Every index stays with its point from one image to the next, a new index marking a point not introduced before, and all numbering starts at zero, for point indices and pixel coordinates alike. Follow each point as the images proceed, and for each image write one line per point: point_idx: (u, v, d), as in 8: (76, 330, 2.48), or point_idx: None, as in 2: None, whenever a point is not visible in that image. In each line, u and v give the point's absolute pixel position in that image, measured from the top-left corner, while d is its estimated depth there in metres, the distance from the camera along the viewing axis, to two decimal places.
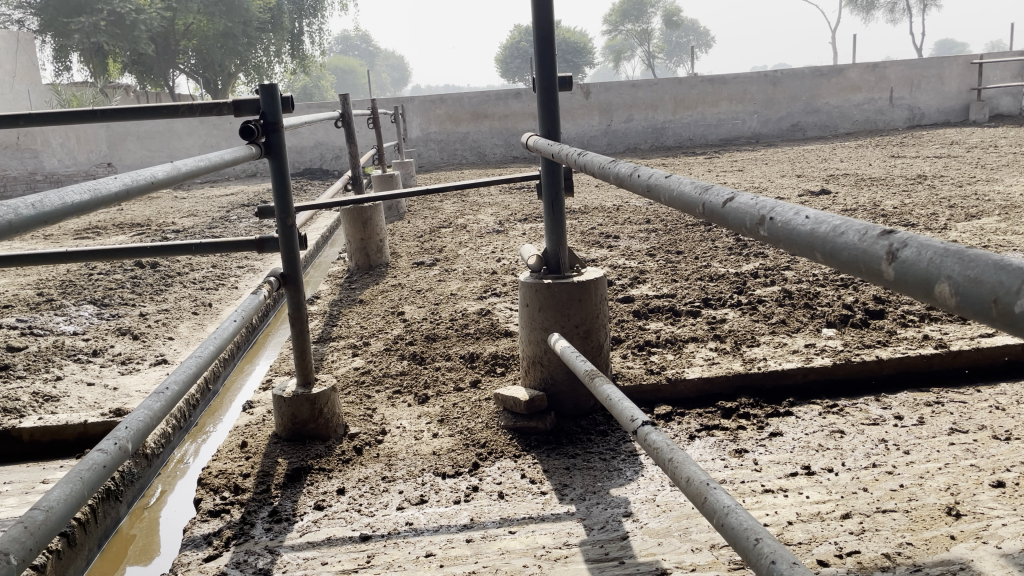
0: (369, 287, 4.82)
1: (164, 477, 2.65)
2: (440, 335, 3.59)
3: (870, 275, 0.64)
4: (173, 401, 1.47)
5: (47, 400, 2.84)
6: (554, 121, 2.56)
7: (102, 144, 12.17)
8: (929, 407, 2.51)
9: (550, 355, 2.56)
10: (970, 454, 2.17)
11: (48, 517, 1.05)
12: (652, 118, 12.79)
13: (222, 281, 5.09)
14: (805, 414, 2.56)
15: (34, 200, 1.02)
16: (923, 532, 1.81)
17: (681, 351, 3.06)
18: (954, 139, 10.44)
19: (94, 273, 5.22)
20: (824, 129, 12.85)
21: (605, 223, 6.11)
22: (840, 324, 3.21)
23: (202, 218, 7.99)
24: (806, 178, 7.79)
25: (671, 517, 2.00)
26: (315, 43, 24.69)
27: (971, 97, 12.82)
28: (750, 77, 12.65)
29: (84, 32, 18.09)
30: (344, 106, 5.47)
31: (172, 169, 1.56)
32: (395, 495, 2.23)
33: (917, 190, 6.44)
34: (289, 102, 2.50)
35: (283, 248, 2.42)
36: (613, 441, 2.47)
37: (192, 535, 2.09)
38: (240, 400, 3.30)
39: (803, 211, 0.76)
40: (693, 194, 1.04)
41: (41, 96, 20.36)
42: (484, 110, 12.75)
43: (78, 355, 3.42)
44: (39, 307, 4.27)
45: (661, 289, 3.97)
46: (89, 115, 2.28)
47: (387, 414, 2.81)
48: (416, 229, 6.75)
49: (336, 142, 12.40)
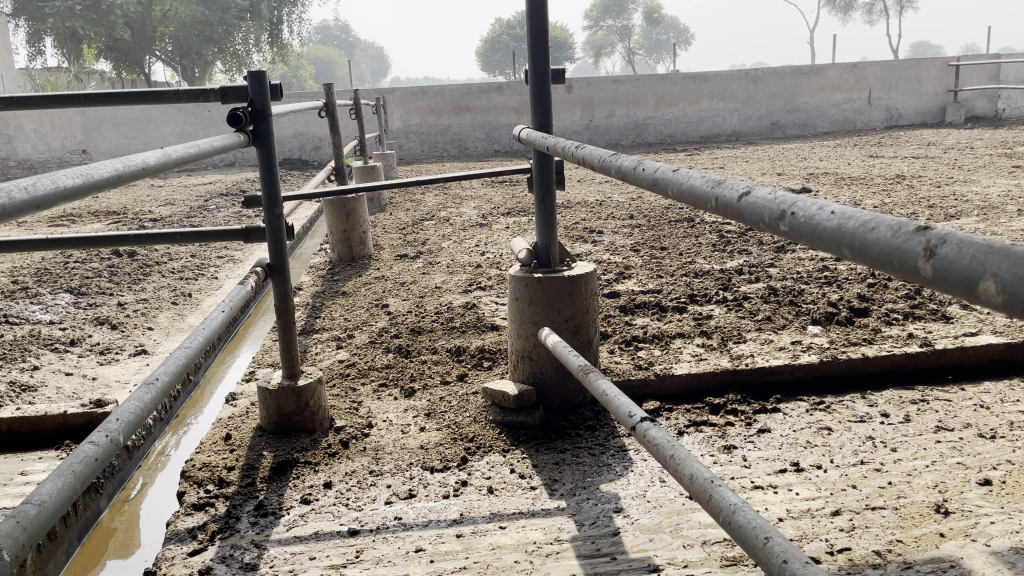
0: (352, 279, 4.77)
1: (145, 470, 2.60)
2: (426, 329, 3.56)
3: (905, 272, 0.63)
4: (164, 391, 1.43)
5: (24, 390, 2.77)
6: (547, 112, 2.54)
7: (77, 130, 11.96)
8: (915, 405, 2.53)
9: (539, 350, 2.54)
10: (957, 452, 2.19)
11: (40, 511, 1.02)
12: (634, 113, 12.81)
13: (201, 271, 5.01)
14: (792, 410, 2.57)
15: (26, 184, 0.99)
16: (913, 530, 1.83)
17: (668, 346, 3.06)
18: (931, 140, 10.56)
19: (70, 261, 5.12)
20: (804, 128, 12.96)
21: (589, 218, 6.10)
22: (825, 321, 3.23)
23: (180, 206, 7.89)
24: (787, 176, 7.85)
25: (663, 513, 2.00)
26: (295, 31, 24.45)
27: (947, 99, 12.98)
28: (730, 76, 12.69)
29: (59, 17, 17.83)
30: (328, 96, 5.40)
31: (163, 155, 1.51)
32: (382, 489, 2.21)
33: (897, 190, 6.50)
34: (277, 90, 2.44)
35: (270, 238, 2.38)
36: (602, 436, 2.46)
37: (176, 529, 2.05)
38: (221, 392, 3.25)
39: (826, 206, 0.75)
40: (704, 188, 1.02)
41: (15, 81, 20.10)
42: (466, 102, 12.70)
43: (55, 344, 3.35)
44: (13, 296, 4.17)
45: (647, 285, 3.97)
46: (70, 101, 2.21)
47: (374, 407, 2.78)
48: (398, 221, 6.70)
49: (316, 132, 12.29)
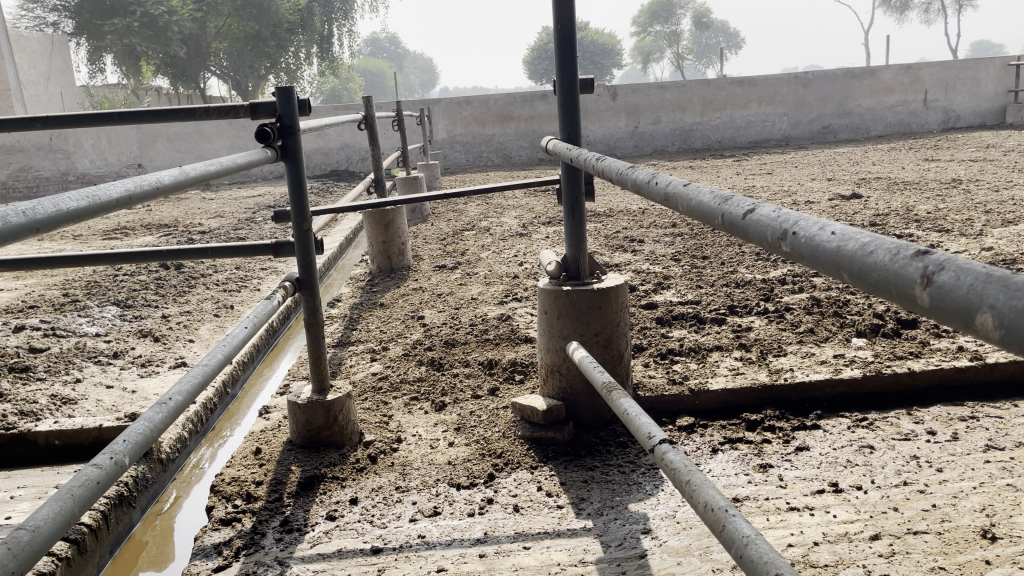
0: (391, 290, 4.79)
1: (179, 483, 2.63)
2: (459, 341, 3.54)
3: (903, 300, 0.57)
4: (177, 411, 1.45)
5: (64, 403, 2.84)
6: (575, 123, 2.50)
7: (133, 145, 12.38)
8: (964, 423, 2.41)
9: (569, 364, 2.49)
10: (1007, 473, 2.06)
11: (33, 538, 1.01)
12: (680, 119, 12.66)
13: (244, 283, 5.10)
14: (832, 427, 2.47)
15: (24, 207, 0.97)
16: (957, 556, 1.72)
17: (705, 360, 2.98)
18: (990, 142, 10.17)
19: (120, 274, 5.27)
20: (857, 132, 12.62)
21: (630, 226, 6.04)
22: (871, 333, 3.10)
23: (229, 219, 8.06)
24: (837, 181, 7.64)
25: (692, 535, 1.93)
26: (346, 46, 24.87)
27: (1008, 100, 12.49)
28: (780, 79, 12.44)
29: (118, 34, 18.55)
30: (369, 108, 5.43)
31: (180, 174, 1.53)
32: (408, 507, 2.19)
33: (953, 195, 6.27)
34: (307, 106, 2.46)
35: (299, 251, 2.39)
36: (632, 454, 2.40)
37: (202, 544, 2.06)
38: (257, 405, 3.28)
39: (829, 227, 0.70)
40: (712, 204, 0.97)
41: (76, 99, 20.99)
42: (510, 111, 12.71)
43: (99, 357, 3.43)
44: (63, 308, 4.30)
45: (685, 295, 3.89)
46: (105, 119, 2.26)
47: (403, 422, 2.77)
48: (439, 232, 6.72)
49: (361, 144, 12.46)
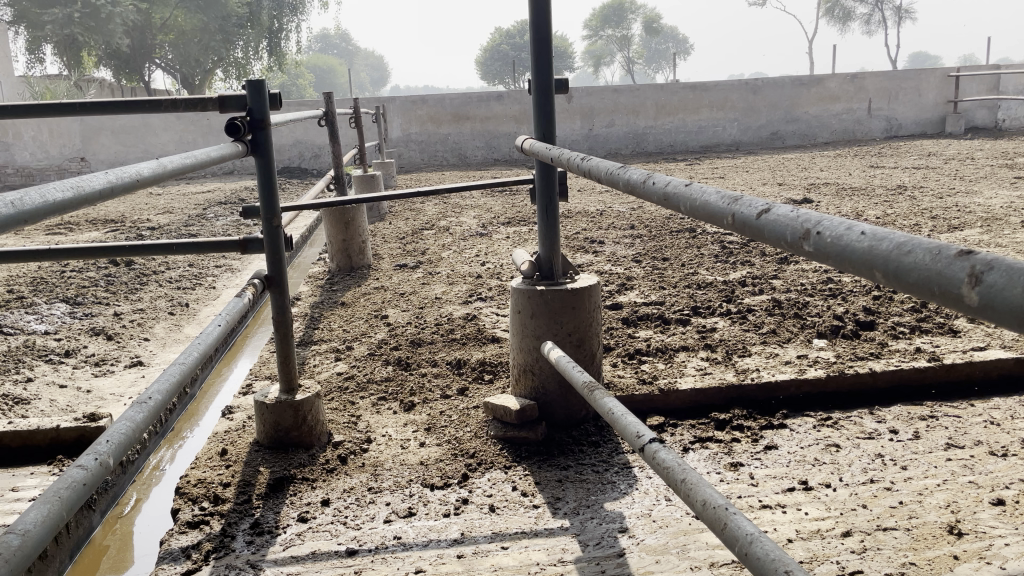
0: (351, 289, 4.73)
1: (139, 485, 2.55)
2: (425, 340, 3.51)
3: (947, 299, 0.58)
4: (156, 411, 1.41)
5: (17, 403, 2.73)
6: (550, 123, 2.49)
7: (76, 138, 11.96)
8: (924, 422, 2.48)
9: (542, 363, 2.50)
10: (968, 470, 2.14)
11: (24, 542, 0.98)
12: (634, 123, 12.83)
13: (199, 280, 4.97)
14: (799, 426, 2.52)
15: (13, 198, 0.93)
16: (925, 551, 1.78)
17: (672, 360, 3.02)
18: (931, 150, 10.53)
19: (67, 271, 5.08)
20: (804, 138, 12.94)
21: (590, 227, 6.09)
22: (831, 334, 3.19)
23: (179, 215, 7.85)
24: (788, 186, 7.81)
25: (669, 534, 1.95)
26: (297, 41, 24.48)
27: (947, 109, 12.93)
28: (731, 85, 12.66)
29: (58, 24, 17.91)
30: (329, 105, 5.33)
31: (157, 166, 1.47)
32: (381, 507, 2.16)
33: (899, 200, 6.48)
34: (276, 100, 2.39)
35: (267, 249, 2.32)
36: (605, 453, 2.42)
37: (169, 548, 2.00)
38: (217, 405, 3.20)
39: (856, 226, 0.71)
40: (720, 205, 0.98)
41: (15, 89, 20.26)
42: (466, 111, 12.67)
43: (50, 355, 3.30)
44: (8, 305, 4.13)
45: (649, 296, 3.93)
46: (66, 109, 2.16)
47: (372, 422, 2.73)
48: (397, 230, 6.67)
49: (315, 141, 12.28)
